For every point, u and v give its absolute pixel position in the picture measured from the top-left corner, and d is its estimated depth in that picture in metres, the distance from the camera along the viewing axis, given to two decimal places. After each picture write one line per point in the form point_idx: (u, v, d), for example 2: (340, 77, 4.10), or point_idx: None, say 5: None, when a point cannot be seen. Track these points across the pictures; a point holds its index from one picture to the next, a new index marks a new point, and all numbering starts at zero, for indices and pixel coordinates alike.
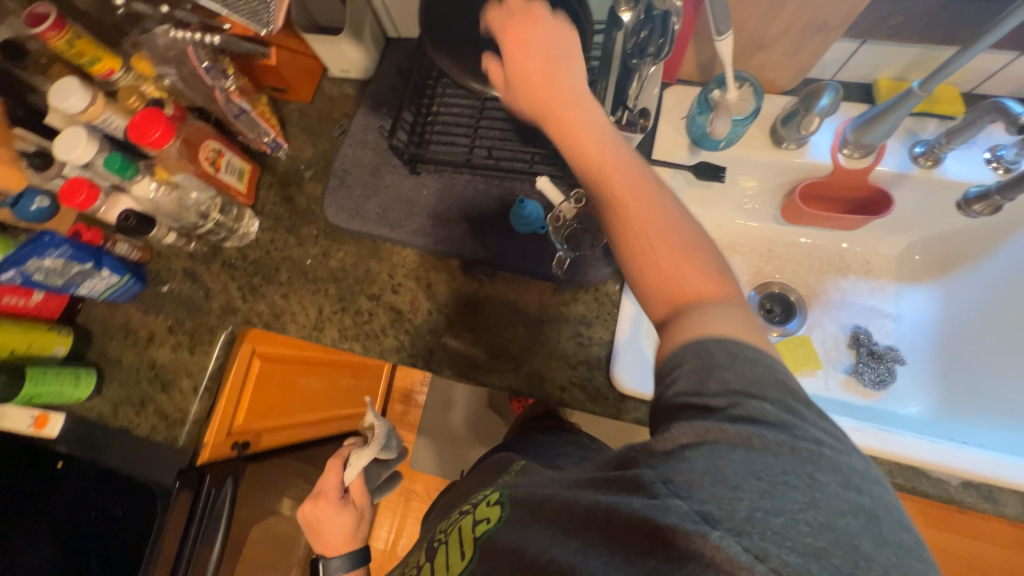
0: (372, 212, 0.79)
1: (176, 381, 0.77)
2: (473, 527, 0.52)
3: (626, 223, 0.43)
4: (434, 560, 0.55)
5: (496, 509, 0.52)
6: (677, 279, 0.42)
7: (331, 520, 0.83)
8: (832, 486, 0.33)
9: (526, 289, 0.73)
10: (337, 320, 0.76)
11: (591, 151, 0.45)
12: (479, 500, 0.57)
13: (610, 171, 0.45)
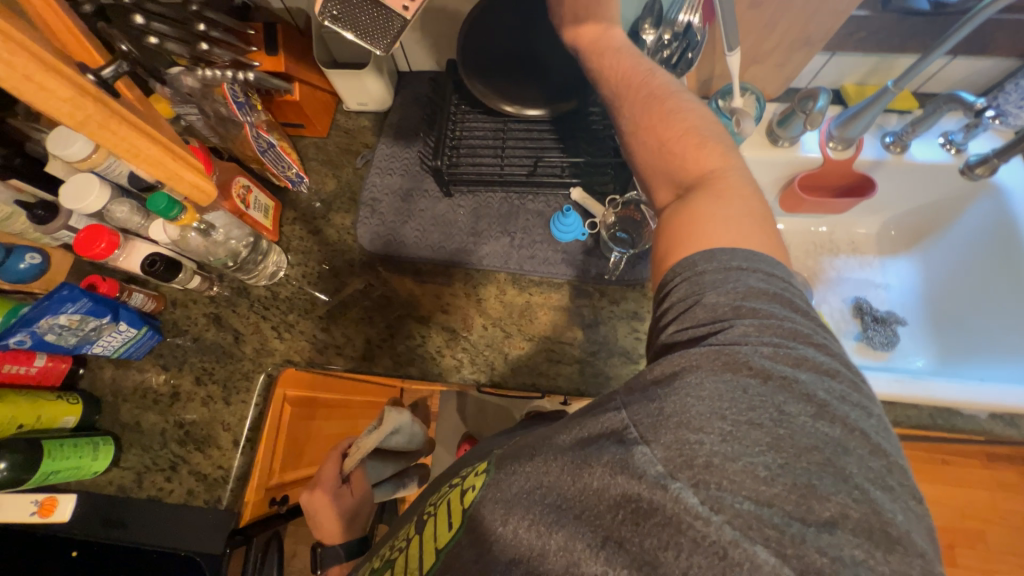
0: (410, 235, 0.79)
1: (211, 437, 0.71)
2: (460, 497, 0.46)
3: (640, 125, 0.51)
4: (423, 535, 0.49)
5: (484, 474, 0.45)
6: (685, 174, 0.47)
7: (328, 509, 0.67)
8: (801, 417, 0.32)
9: (575, 294, 0.75)
10: (388, 347, 0.74)
11: (613, 74, 0.55)
12: (468, 472, 0.50)
13: (631, 89, 0.53)
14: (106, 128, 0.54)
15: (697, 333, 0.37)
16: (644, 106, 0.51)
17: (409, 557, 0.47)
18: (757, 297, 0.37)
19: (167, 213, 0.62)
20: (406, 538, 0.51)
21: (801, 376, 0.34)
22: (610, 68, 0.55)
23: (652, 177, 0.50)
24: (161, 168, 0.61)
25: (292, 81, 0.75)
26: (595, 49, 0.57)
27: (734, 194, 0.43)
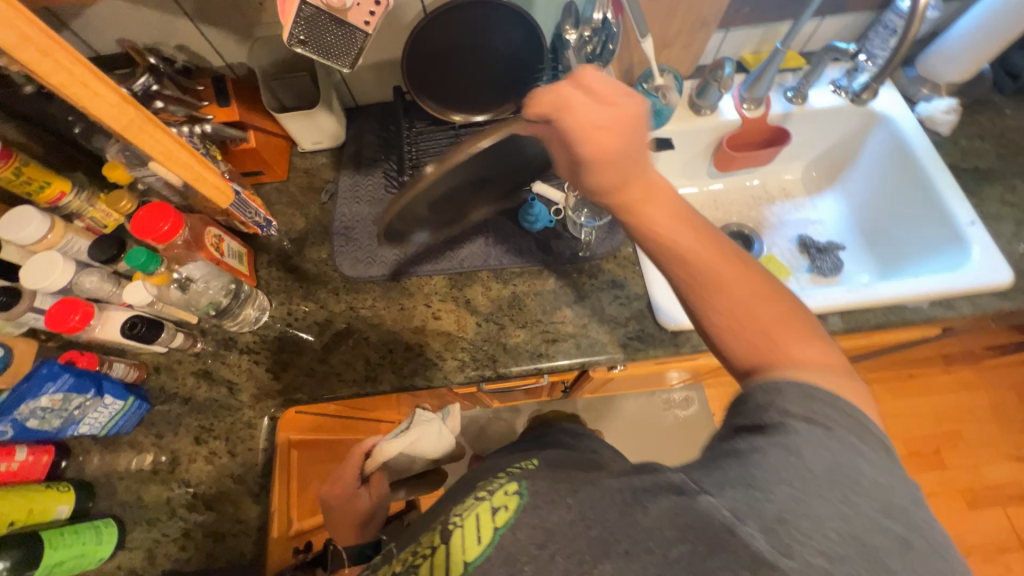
0: (390, 254, 0.82)
1: (222, 493, 0.69)
2: (486, 518, 0.35)
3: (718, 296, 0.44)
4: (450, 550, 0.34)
5: (515, 497, 0.35)
6: (778, 340, 0.43)
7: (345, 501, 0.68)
8: (866, 509, 0.34)
9: (556, 276, 0.79)
10: (388, 363, 0.75)
11: (690, 237, 0.45)
12: (495, 485, 0.38)
13: (695, 255, 0.45)
14: (146, 131, 0.53)
15: (763, 422, 0.39)
16: (713, 271, 0.45)
17: None
18: (831, 412, 0.39)
19: (148, 265, 0.63)
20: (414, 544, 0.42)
21: (864, 481, 0.36)
22: (661, 224, 0.45)
23: (731, 345, 0.44)
24: (189, 171, 0.60)
25: (247, 130, 0.78)
26: (651, 196, 0.46)
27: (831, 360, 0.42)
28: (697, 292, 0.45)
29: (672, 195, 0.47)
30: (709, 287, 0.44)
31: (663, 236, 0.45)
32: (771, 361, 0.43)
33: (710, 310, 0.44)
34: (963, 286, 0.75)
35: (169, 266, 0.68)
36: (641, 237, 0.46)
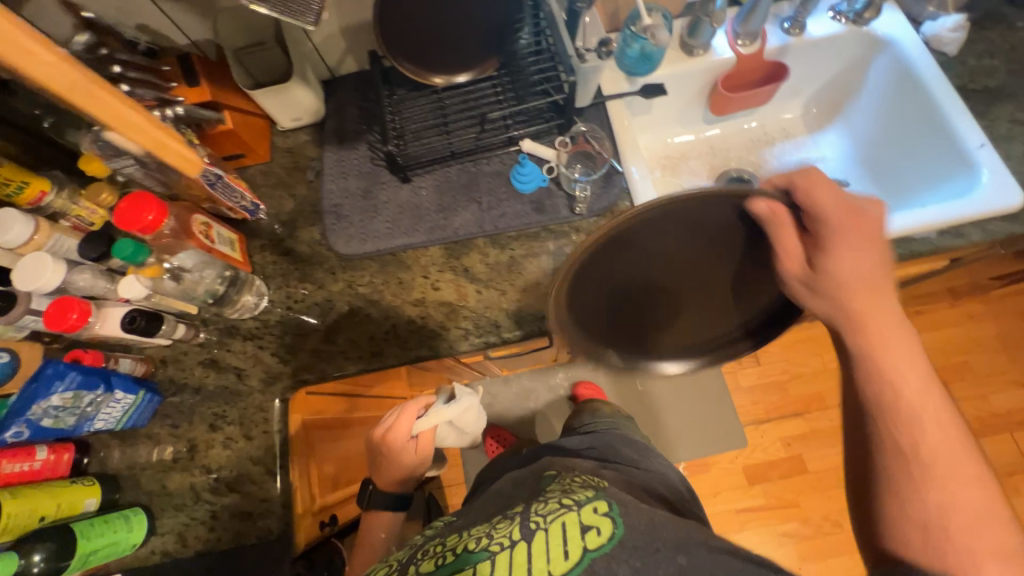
0: (383, 228, 0.80)
1: (243, 475, 0.70)
2: (579, 531, 0.48)
3: (909, 447, 0.50)
4: (532, 545, 0.47)
5: (605, 519, 0.50)
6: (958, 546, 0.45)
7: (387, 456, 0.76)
8: None
9: (552, 237, 0.78)
10: (393, 337, 0.75)
11: (892, 382, 0.51)
12: (582, 498, 0.53)
13: (906, 408, 0.51)
14: (94, 98, 0.51)
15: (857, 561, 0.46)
16: (924, 437, 0.50)
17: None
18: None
19: (135, 257, 0.65)
20: (501, 538, 0.49)
21: None
22: (888, 361, 0.52)
23: (899, 503, 0.49)
24: (148, 138, 0.58)
25: (221, 110, 0.76)
26: (870, 368, 0.52)
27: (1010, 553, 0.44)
28: (896, 432, 0.51)
29: (881, 326, 0.53)
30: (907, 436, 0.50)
31: (879, 389, 0.52)
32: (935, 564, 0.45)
33: (922, 495, 0.48)
34: (971, 214, 0.73)
35: (159, 257, 0.68)
36: (864, 371, 0.53)
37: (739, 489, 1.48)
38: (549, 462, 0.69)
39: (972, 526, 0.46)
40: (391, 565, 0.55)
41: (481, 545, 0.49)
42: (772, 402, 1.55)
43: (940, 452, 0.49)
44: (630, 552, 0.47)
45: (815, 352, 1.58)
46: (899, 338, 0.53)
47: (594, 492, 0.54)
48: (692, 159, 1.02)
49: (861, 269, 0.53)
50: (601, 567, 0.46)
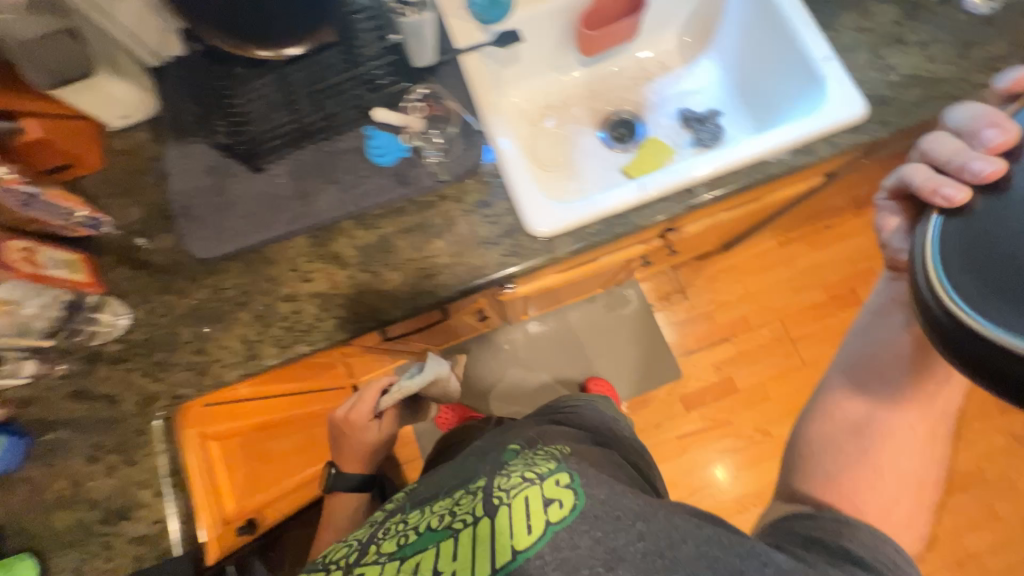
0: (241, 225, 0.75)
1: (133, 501, 0.68)
2: (542, 504, 0.56)
3: (896, 406, 0.57)
4: (496, 517, 0.56)
5: (568, 490, 0.57)
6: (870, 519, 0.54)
7: (352, 433, 0.95)
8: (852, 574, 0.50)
9: (420, 209, 0.75)
10: (268, 336, 0.72)
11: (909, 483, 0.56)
12: (547, 471, 0.61)
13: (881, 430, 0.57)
14: None
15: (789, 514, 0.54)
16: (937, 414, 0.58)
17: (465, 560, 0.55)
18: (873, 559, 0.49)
19: None
20: (464, 514, 0.59)
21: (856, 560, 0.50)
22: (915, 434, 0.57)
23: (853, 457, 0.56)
24: None
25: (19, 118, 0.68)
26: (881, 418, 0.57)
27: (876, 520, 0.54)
28: (897, 382, 0.57)
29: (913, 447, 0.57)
30: (906, 406, 0.57)
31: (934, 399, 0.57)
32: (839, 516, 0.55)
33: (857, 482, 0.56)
34: (816, 130, 0.75)
35: None
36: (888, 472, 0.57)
37: (677, 417, 1.57)
38: (510, 438, 0.79)
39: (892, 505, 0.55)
40: (353, 545, 0.64)
41: (445, 522, 0.59)
42: (702, 331, 1.63)
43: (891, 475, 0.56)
44: (592, 521, 0.54)
45: (737, 279, 1.65)
46: (892, 333, 0.58)
47: (555, 466, 0.62)
48: (575, 106, 1.00)
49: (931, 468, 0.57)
50: (563, 538, 0.53)
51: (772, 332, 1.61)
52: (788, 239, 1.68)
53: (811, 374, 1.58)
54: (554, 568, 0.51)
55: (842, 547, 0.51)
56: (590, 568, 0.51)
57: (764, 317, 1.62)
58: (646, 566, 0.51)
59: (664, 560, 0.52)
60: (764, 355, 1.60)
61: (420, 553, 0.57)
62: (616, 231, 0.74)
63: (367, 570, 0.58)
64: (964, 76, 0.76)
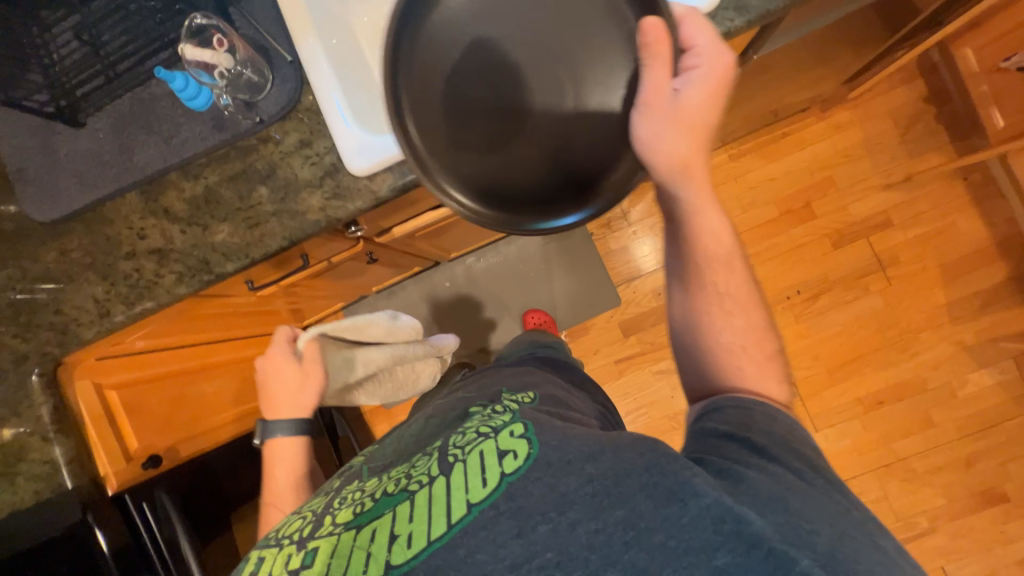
0: (71, 185, 0.74)
1: (24, 444, 0.76)
2: (496, 457, 0.56)
3: (710, 283, 0.65)
4: (451, 475, 0.57)
5: (524, 443, 0.57)
6: (755, 361, 0.64)
7: (278, 375, 0.86)
8: (792, 484, 0.52)
9: (243, 154, 0.72)
10: (115, 294, 0.74)
11: (748, 314, 0.65)
12: (507, 426, 0.61)
13: (718, 254, 0.65)
14: None
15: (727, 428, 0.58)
16: (728, 271, 0.66)
17: (418, 509, 0.55)
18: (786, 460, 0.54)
19: None
20: (421, 476, 0.59)
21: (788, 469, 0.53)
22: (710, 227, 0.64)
23: (684, 339, 0.68)
24: None
25: None
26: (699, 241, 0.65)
27: (759, 346, 0.64)
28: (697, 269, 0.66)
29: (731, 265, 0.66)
30: (717, 279, 0.65)
31: (697, 225, 0.64)
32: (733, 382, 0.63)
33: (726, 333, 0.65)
34: None
35: None
36: (740, 314, 0.65)
37: (615, 343, 1.59)
38: (473, 399, 0.80)
39: (747, 330, 0.65)
40: (308, 518, 0.64)
41: (403, 484, 0.60)
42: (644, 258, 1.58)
43: (749, 303, 0.66)
44: (544, 467, 0.53)
45: None
46: (680, 167, 0.61)
47: (511, 417, 0.63)
48: None
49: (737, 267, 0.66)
50: (517, 487, 0.53)
51: None
52: (739, 151, 1.56)
53: None
54: (508, 516, 0.51)
55: (750, 441, 0.56)
56: (542, 514, 0.51)
57: None
58: (594, 504, 0.50)
59: (611, 498, 0.50)
60: None
61: (375, 520, 0.57)
62: None
63: (322, 543, 0.57)
64: None
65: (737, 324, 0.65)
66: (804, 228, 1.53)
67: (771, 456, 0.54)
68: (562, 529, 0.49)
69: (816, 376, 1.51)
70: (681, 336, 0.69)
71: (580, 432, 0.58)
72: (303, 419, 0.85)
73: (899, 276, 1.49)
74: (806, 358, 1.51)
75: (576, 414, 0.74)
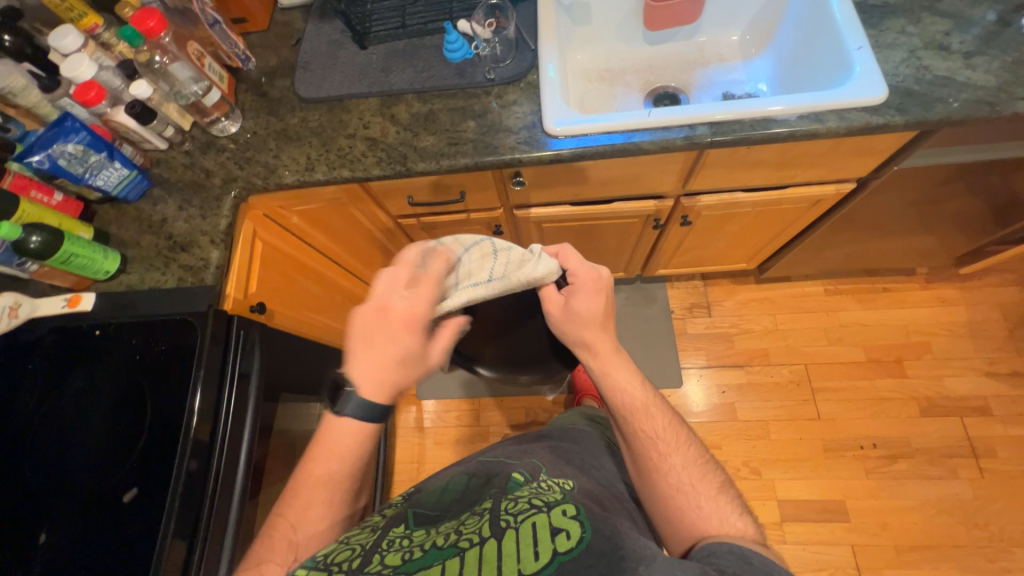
0: (337, 80, 0.98)
1: (193, 241, 0.91)
2: (551, 532, 0.56)
3: (645, 444, 0.72)
4: (503, 541, 0.56)
5: (576, 522, 0.58)
6: (703, 504, 0.66)
7: (398, 340, 0.63)
8: None
9: (467, 97, 0.93)
10: (324, 158, 0.92)
11: (679, 452, 0.71)
12: (558, 504, 0.62)
13: (638, 405, 0.74)
14: None
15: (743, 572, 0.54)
16: (651, 417, 0.74)
17: (466, 563, 0.54)
18: None
19: (132, 40, 0.84)
20: (471, 535, 0.57)
21: None
22: (628, 381, 0.75)
23: (653, 509, 0.70)
24: None
25: None
26: (630, 404, 0.74)
27: (697, 472, 0.69)
28: (636, 432, 0.73)
29: (654, 411, 0.74)
30: (650, 433, 0.73)
31: (613, 387, 0.76)
32: (704, 534, 0.63)
33: (669, 484, 0.69)
34: (825, 102, 0.82)
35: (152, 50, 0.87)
36: (674, 459, 0.71)
37: None
38: (512, 465, 0.76)
39: (674, 469, 0.69)
40: (357, 550, 0.59)
41: (450, 541, 0.58)
42: (718, 352, 1.57)
43: (678, 441, 0.73)
44: (597, 557, 0.54)
45: (767, 312, 1.60)
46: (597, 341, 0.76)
47: (562, 497, 0.64)
48: (629, 75, 1.13)
49: (655, 408, 0.75)
50: (569, 568, 0.53)
51: (791, 373, 1.53)
52: (837, 289, 1.61)
53: (823, 429, 1.46)
54: None
55: None
56: None
57: (788, 357, 1.55)
58: None
59: None
60: (777, 394, 1.51)
61: (422, 571, 0.54)
62: (616, 143, 0.85)
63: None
64: (990, 100, 0.81)
65: (674, 471, 0.69)
66: (891, 382, 1.48)
67: None
68: None
69: (879, 547, 1.32)
70: (646, 501, 0.72)
71: (630, 534, 0.60)
72: (374, 410, 0.63)
73: (994, 470, 1.36)
74: (871, 524, 1.35)
75: (619, 515, 0.68)
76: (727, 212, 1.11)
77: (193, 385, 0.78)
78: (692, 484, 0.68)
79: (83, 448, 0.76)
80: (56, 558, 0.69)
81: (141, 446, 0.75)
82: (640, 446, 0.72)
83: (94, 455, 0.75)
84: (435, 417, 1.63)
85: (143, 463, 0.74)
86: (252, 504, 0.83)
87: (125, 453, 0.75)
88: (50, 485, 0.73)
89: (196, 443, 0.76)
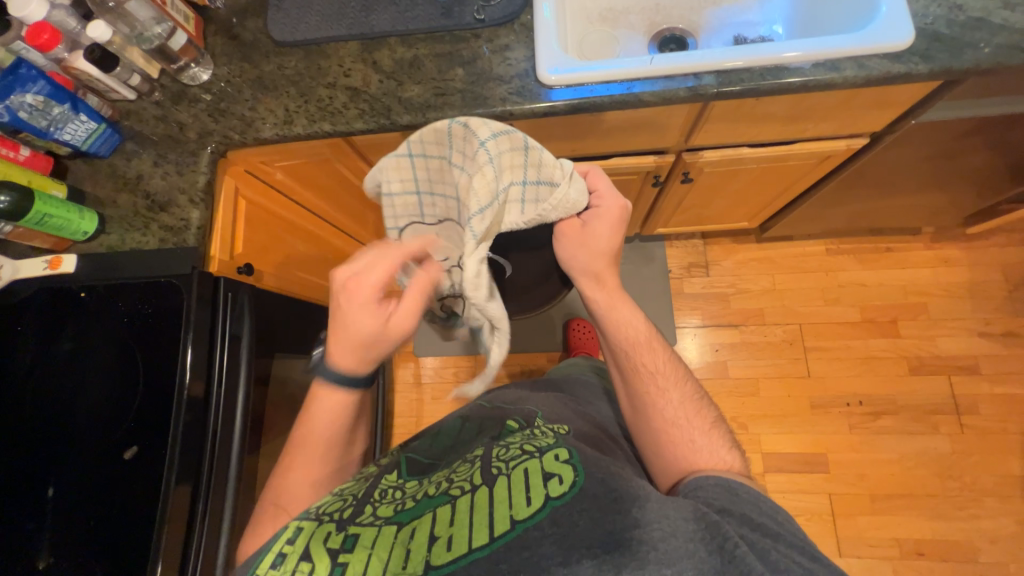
0: (313, 21, 0.90)
1: (171, 201, 0.87)
2: (543, 478, 0.57)
3: (642, 381, 0.73)
4: (495, 487, 0.58)
5: (570, 466, 0.59)
6: (697, 440, 0.68)
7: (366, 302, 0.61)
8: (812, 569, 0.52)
9: (455, 41, 0.85)
10: (303, 111, 0.87)
11: (676, 389, 0.72)
12: (552, 449, 0.62)
13: (638, 343, 0.74)
14: None
15: (733, 506, 0.58)
16: (651, 354, 0.74)
17: (460, 508, 0.57)
18: (801, 553, 0.54)
19: None
20: (463, 483, 0.60)
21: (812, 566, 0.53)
22: (631, 320, 0.75)
23: (646, 445, 0.72)
24: None
25: None
26: (630, 341, 0.74)
27: (692, 410, 0.71)
28: (634, 369, 0.74)
29: (653, 348, 0.75)
30: (648, 370, 0.73)
31: (615, 321, 0.75)
32: (695, 467, 0.66)
33: (664, 421, 0.70)
34: (844, 48, 0.75)
35: None
36: (671, 396, 0.72)
37: None
38: (509, 411, 0.77)
39: (670, 406, 0.71)
40: (349, 501, 0.62)
41: (443, 489, 0.61)
42: (713, 311, 1.57)
43: (676, 379, 0.73)
44: (589, 499, 0.55)
45: (766, 272, 1.58)
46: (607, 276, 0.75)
47: (554, 441, 0.65)
48: (633, 15, 1.03)
49: (655, 346, 0.75)
50: (561, 514, 0.54)
51: (785, 333, 1.53)
52: (838, 248, 1.57)
53: (812, 387, 1.48)
54: (552, 541, 0.53)
55: (765, 524, 0.56)
56: (587, 549, 0.52)
57: (783, 317, 1.54)
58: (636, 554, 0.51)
59: (657, 552, 0.51)
60: (769, 353, 1.52)
61: (416, 520, 0.57)
62: (614, 94, 0.79)
63: (365, 530, 0.57)
64: None
65: (670, 407, 0.71)
66: (883, 342, 1.49)
67: (772, 534, 0.55)
68: (607, 569, 0.51)
69: (855, 496, 1.39)
70: (639, 437, 0.74)
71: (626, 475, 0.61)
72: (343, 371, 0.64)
73: (973, 427, 1.41)
74: (850, 475, 1.41)
75: (610, 455, 0.70)
76: (730, 169, 1.06)
77: (182, 345, 0.78)
78: (687, 420, 0.70)
79: (80, 409, 0.77)
80: (65, 510, 0.72)
81: (136, 407, 0.76)
82: (639, 383, 0.73)
83: (90, 416, 0.76)
84: (431, 374, 1.67)
85: (140, 423, 0.75)
86: (251, 459, 0.86)
87: (122, 414, 0.76)
88: (51, 443, 0.75)
89: (191, 401, 0.77)
